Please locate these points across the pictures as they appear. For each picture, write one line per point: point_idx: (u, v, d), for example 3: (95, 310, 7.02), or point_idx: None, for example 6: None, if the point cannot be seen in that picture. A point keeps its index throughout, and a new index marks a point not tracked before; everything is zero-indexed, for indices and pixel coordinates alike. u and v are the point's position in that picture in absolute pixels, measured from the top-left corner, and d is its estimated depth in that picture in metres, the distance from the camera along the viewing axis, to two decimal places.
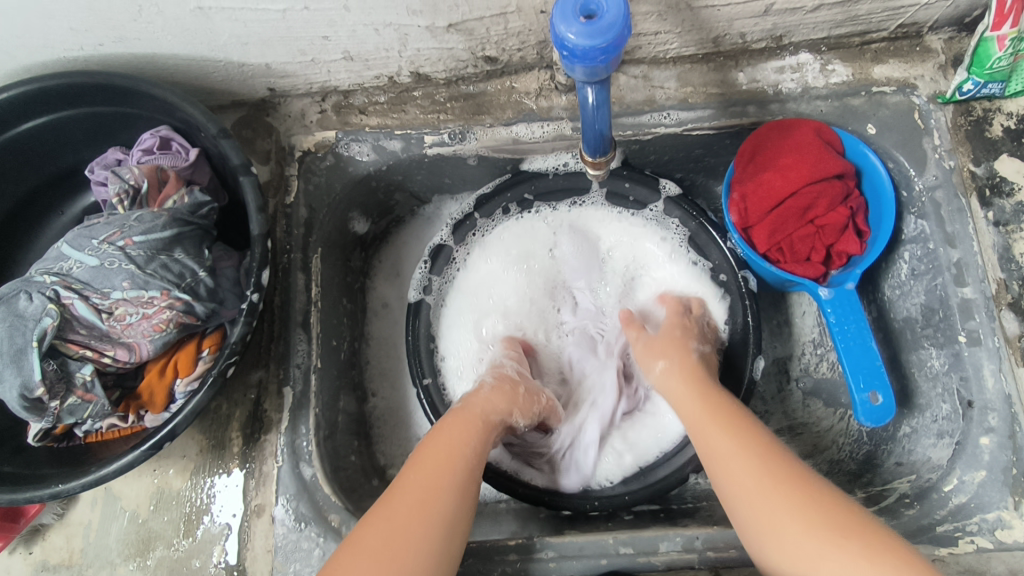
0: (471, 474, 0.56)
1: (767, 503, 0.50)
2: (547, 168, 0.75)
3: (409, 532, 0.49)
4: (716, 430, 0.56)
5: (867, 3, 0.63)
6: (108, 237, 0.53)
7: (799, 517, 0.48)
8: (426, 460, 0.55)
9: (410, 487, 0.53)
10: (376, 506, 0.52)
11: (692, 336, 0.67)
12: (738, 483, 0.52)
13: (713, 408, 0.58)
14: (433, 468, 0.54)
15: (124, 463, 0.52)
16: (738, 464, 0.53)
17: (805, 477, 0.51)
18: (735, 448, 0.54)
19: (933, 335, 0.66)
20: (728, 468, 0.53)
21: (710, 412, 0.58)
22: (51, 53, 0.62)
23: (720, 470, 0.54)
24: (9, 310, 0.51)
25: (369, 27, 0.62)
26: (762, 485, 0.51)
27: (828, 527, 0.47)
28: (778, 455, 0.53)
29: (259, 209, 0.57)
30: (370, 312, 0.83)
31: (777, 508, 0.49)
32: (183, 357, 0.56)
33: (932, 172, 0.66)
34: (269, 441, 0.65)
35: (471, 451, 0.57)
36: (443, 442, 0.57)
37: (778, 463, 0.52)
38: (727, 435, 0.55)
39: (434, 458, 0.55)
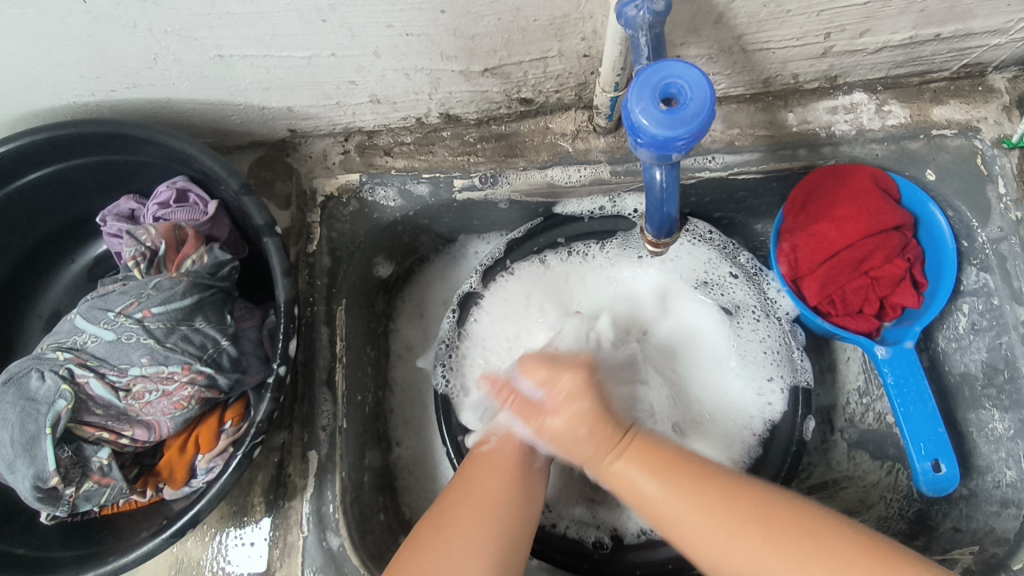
0: (526, 506, 0.52)
1: (740, 556, 0.43)
2: (582, 212, 0.71)
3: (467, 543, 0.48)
4: (641, 475, 0.48)
5: (931, 44, 0.59)
6: (125, 309, 0.50)
7: (789, 570, 0.42)
8: (472, 496, 0.51)
9: (464, 498, 0.51)
10: (427, 520, 0.50)
11: (586, 377, 0.52)
12: (689, 527, 0.46)
13: (634, 448, 0.50)
14: (492, 474, 0.53)
15: (143, 551, 0.49)
16: (679, 503, 0.46)
17: (786, 509, 0.45)
18: (661, 492, 0.47)
19: (996, 396, 0.63)
20: (665, 516, 0.47)
21: (638, 457, 0.49)
22: (60, 99, 0.58)
23: (652, 513, 0.47)
24: (20, 391, 0.47)
25: (399, 72, 0.58)
26: (703, 514, 0.45)
27: (805, 558, 0.42)
28: (693, 486, 0.47)
29: (286, 272, 0.54)
30: (394, 355, 0.80)
31: (749, 544, 0.43)
32: (204, 431, 0.53)
33: (996, 224, 0.62)
34: (292, 509, 0.61)
35: (533, 456, 0.56)
36: (500, 450, 0.55)
37: (734, 502, 0.45)
38: (652, 476, 0.48)
39: (492, 468, 0.54)
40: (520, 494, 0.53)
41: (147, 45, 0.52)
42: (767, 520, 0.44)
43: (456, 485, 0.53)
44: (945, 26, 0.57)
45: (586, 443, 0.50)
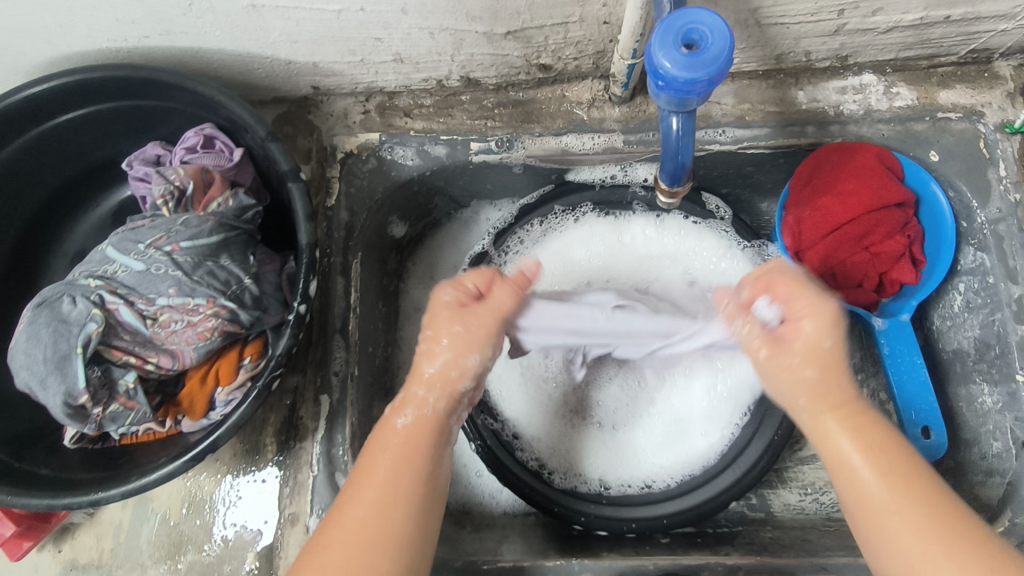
0: (435, 477, 0.50)
1: (912, 547, 0.42)
2: (593, 180, 0.73)
3: (386, 528, 0.46)
4: (847, 435, 0.46)
5: (941, 27, 0.61)
6: (154, 242, 0.52)
7: (920, 538, 0.42)
8: (376, 468, 0.49)
9: (369, 475, 0.48)
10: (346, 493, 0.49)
11: (832, 313, 0.47)
12: (876, 503, 0.44)
13: (844, 413, 0.47)
14: (395, 453, 0.49)
15: (165, 472, 0.51)
16: (905, 473, 0.44)
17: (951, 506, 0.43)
18: (887, 494, 0.44)
19: (987, 371, 0.65)
20: (864, 485, 0.45)
21: (844, 412, 0.47)
22: (95, 44, 0.60)
23: (843, 477, 0.46)
24: (52, 314, 0.49)
25: (425, 31, 0.60)
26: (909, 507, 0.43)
27: (986, 568, 0.40)
28: (900, 463, 0.45)
29: (309, 217, 0.56)
30: (403, 315, 0.82)
31: (931, 549, 0.42)
32: (224, 364, 0.55)
33: (995, 205, 0.64)
34: (304, 449, 0.63)
35: (437, 441, 0.51)
36: (391, 438, 0.50)
37: (919, 481, 0.44)
38: (854, 438, 0.46)
39: (385, 456, 0.49)
40: (426, 472, 0.49)
41: None
42: (949, 510, 0.43)
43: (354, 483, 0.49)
44: (955, 8, 0.58)
45: (823, 397, 0.47)
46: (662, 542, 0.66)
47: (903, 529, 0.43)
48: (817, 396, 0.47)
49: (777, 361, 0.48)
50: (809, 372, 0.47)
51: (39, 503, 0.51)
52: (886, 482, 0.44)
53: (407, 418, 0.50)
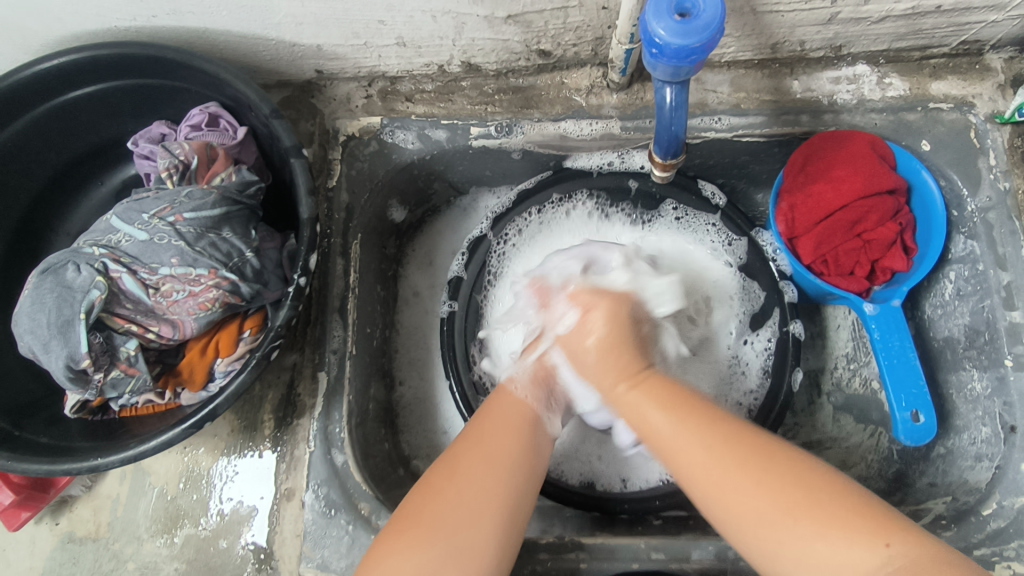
0: (537, 434, 0.56)
1: (728, 492, 0.46)
2: (592, 167, 0.74)
3: (500, 457, 0.52)
4: (652, 406, 0.52)
5: (932, 17, 0.62)
6: (158, 213, 0.53)
7: (755, 488, 0.45)
8: (490, 418, 0.56)
9: (476, 449, 0.52)
10: (440, 467, 0.51)
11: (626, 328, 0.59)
12: (688, 458, 0.48)
13: (642, 387, 0.55)
14: (502, 429, 0.54)
15: (163, 440, 0.52)
16: (696, 439, 0.49)
17: (769, 447, 0.47)
18: (675, 429, 0.50)
19: (976, 357, 0.66)
20: (671, 446, 0.50)
21: (645, 393, 0.54)
22: (104, 22, 0.61)
23: (657, 440, 0.51)
24: (57, 280, 0.50)
25: (427, 14, 0.61)
26: (719, 463, 0.47)
27: (791, 499, 0.44)
28: (701, 424, 0.49)
29: (310, 193, 0.57)
30: (402, 300, 0.83)
31: (742, 483, 0.45)
32: (224, 337, 0.56)
33: (985, 193, 0.65)
34: (301, 425, 0.64)
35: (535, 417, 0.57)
36: (499, 414, 0.56)
37: (734, 437, 0.48)
38: (662, 411, 0.52)
39: (488, 432, 0.54)
40: (532, 423, 0.56)
41: None
42: (768, 453, 0.47)
43: (450, 458, 0.52)
44: None
45: (615, 374, 0.56)
46: (654, 523, 0.67)
47: (732, 483, 0.46)
48: (604, 388, 0.57)
49: (573, 339, 0.60)
50: (615, 375, 0.56)
51: (38, 468, 0.51)
52: (686, 437, 0.49)
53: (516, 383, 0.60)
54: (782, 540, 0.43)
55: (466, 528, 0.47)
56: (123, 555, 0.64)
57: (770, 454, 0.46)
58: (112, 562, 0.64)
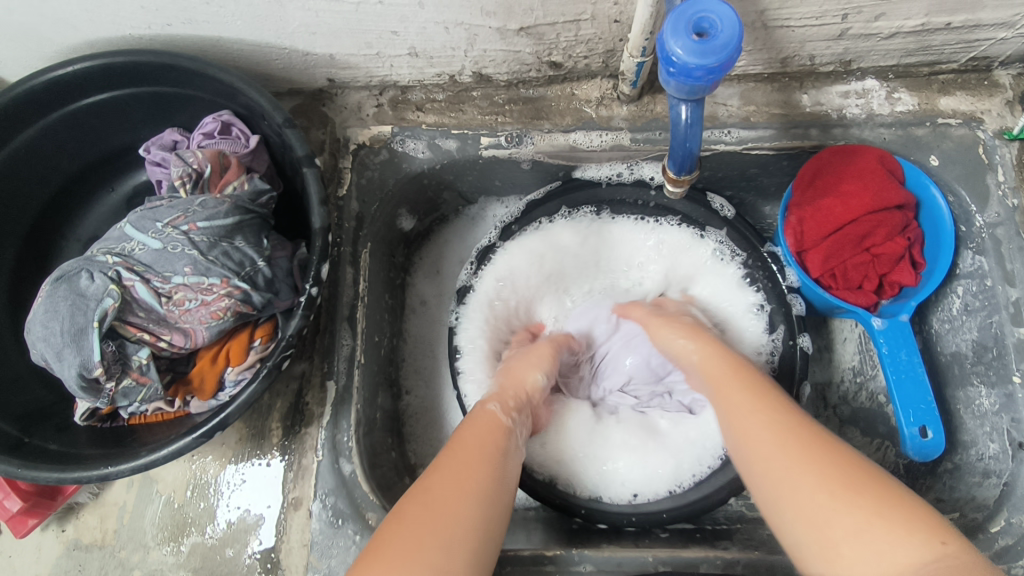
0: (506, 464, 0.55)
1: (803, 500, 0.46)
2: (600, 178, 0.74)
3: (466, 484, 0.50)
4: (749, 409, 0.53)
5: (942, 34, 0.63)
6: (172, 221, 0.53)
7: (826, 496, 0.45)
8: (458, 446, 0.55)
9: (450, 474, 0.51)
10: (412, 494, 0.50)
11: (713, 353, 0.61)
12: (770, 466, 0.49)
13: (737, 372, 0.57)
14: (471, 453, 0.53)
15: (173, 449, 0.52)
16: (771, 434, 0.51)
17: (852, 459, 0.47)
18: (768, 425, 0.51)
19: (984, 373, 0.66)
20: (751, 440, 0.51)
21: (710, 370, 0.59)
22: (119, 30, 0.62)
23: (749, 451, 0.51)
24: (71, 288, 0.50)
25: (440, 25, 0.61)
26: (797, 460, 0.48)
27: (851, 497, 0.44)
28: (780, 432, 0.50)
29: (322, 202, 0.57)
30: (408, 309, 0.83)
31: (801, 485, 0.46)
32: (235, 345, 0.56)
33: (993, 209, 0.66)
34: (309, 434, 0.64)
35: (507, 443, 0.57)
36: (472, 440, 0.55)
37: (813, 444, 0.48)
38: (758, 412, 0.52)
39: (466, 453, 0.53)
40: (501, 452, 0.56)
41: None
42: (847, 461, 0.47)
43: (424, 482, 0.50)
44: (956, 15, 0.60)
45: (718, 375, 0.58)
46: (661, 536, 0.67)
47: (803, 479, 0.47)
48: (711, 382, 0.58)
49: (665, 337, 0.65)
50: (695, 369, 0.61)
51: (48, 476, 0.51)
52: (774, 438, 0.50)
53: (496, 405, 0.60)
54: (832, 538, 0.43)
55: (448, 530, 0.47)
56: (129, 562, 0.64)
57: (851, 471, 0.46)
58: (119, 570, 0.63)
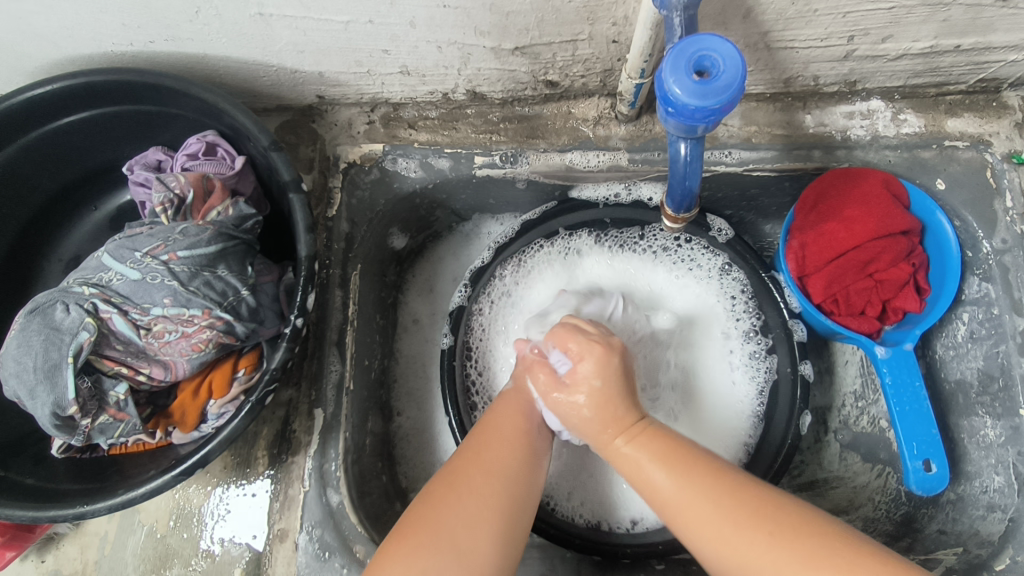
0: (538, 463, 0.53)
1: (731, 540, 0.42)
2: (597, 198, 0.72)
3: (492, 491, 0.48)
4: (651, 461, 0.48)
5: (950, 56, 0.61)
6: (151, 251, 0.51)
7: (789, 561, 0.40)
8: (487, 445, 0.52)
9: (475, 458, 0.50)
10: (442, 475, 0.49)
11: (606, 356, 0.52)
12: (693, 514, 0.44)
13: (635, 439, 0.49)
14: (497, 455, 0.51)
15: (152, 487, 0.50)
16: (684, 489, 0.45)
17: (771, 502, 0.43)
18: (670, 479, 0.46)
19: (989, 403, 0.64)
20: (672, 499, 0.46)
21: (643, 450, 0.48)
22: (100, 47, 0.60)
23: (662, 500, 0.46)
24: (45, 321, 0.48)
25: (432, 45, 0.59)
26: (726, 519, 0.43)
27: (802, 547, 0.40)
28: (704, 476, 0.45)
29: (309, 229, 0.55)
30: (401, 328, 0.81)
31: (754, 539, 0.42)
32: (218, 376, 0.54)
33: (1001, 236, 0.64)
34: (295, 463, 0.62)
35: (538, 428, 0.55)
36: (504, 421, 0.54)
37: (746, 498, 0.44)
38: (660, 466, 0.47)
39: (497, 437, 0.52)
40: (535, 449, 0.53)
41: None
42: (790, 517, 0.42)
43: (466, 459, 0.50)
44: (965, 38, 0.58)
45: (608, 423, 0.50)
46: (657, 568, 0.65)
47: (751, 539, 0.42)
48: (593, 428, 0.51)
49: (561, 403, 0.52)
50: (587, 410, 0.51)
51: (22, 514, 0.49)
52: (690, 488, 0.45)
53: (511, 383, 0.59)
54: None
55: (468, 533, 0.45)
56: None
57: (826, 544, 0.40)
58: None
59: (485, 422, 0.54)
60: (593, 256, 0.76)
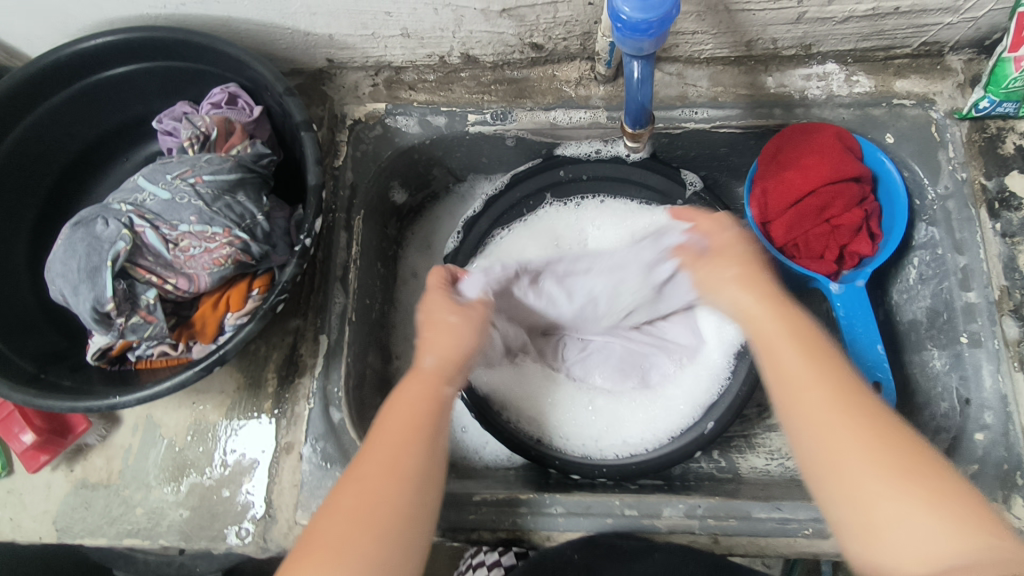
0: (439, 446, 0.51)
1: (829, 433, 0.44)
2: (580, 155, 0.80)
3: (401, 471, 0.48)
4: (788, 347, 0.48)
5: (892, 19, 0.68)
6: (181, 175, 0.58)
7: (885, 481, 0.42)
8: (388, 433, 0.50)
9: (372, 467, 0.48)
10: (361, 464, 0.49)
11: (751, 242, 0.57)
12: (816, 425, 0.45)
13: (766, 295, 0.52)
14: (400, 433, 0.50)
15: (177, 382, 0.56)
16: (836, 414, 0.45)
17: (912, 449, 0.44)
18: (802, 364, 0.47)
19: (937, 336, 0.70)
20: (800, 387, 0.46)
21: (791, 332, 0.49)
22: (138, 8, 0.68)
23: (801, 382, 0.47)
24: (88, 232, 0.55)
25: (429, 7, 0.67)
26: (846, 434, 0.44)
27: (894, 462, 0.43)
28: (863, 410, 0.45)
29: (317, 163, 0.62)
30: (400, 280, 0.88)
31: (864, 468, 0.43)
32: (235, 293, 0.61)
33: (944, 182, 0.70)
34: (302, 383, 0.69)
35: (435, 420, 0.52)
36: (403, 411, 0.52)
37: (868, 419, 0.45)
38: (799, 351, 0.48)
39: (402, 423, 0.51)
40: (429, 438, 0.51)
41: None
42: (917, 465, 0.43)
43: (365, 455, 0.49)
44: (903, 0, 0.65)
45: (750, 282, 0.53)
46: (631, 487, 0.70)
47: (858, 463, 0.43)
48: (719, 283, 0.54)
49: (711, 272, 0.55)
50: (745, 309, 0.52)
51: (62, 405, 0.56)
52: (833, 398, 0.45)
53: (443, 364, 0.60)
54: (873, 517, 0.42)
55: (381, 506, 0.46)
56: (132, 500, 0.68)
57: (936, 476, 0.42)
58: (121, 507, 0.67)
59: (381, 415, 0.52)
60: (567, 217, 0.83)
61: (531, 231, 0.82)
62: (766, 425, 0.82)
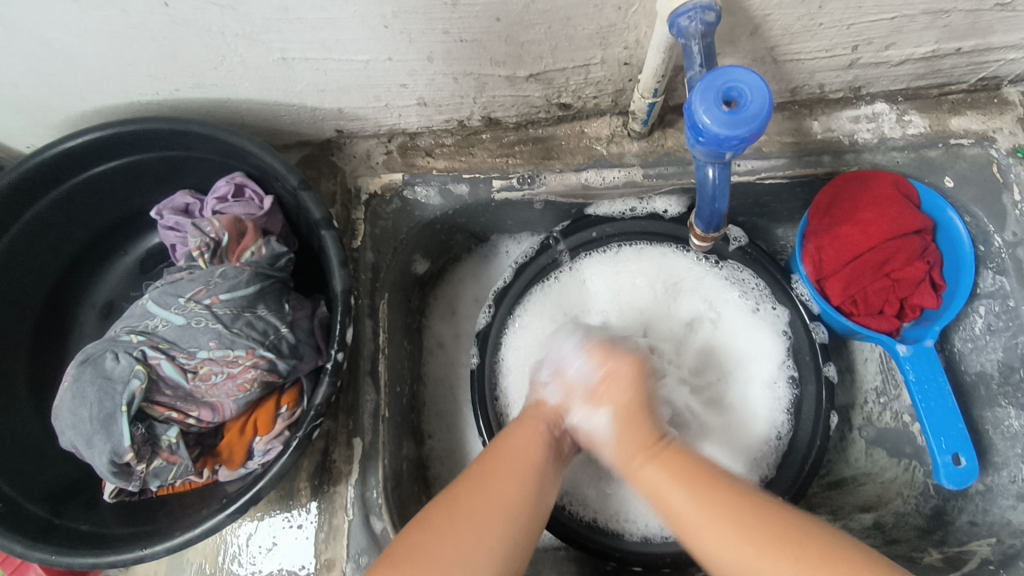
0: (542, 494, 0.54)
1: (718, 539, 0.46)
2: (613, 214, 0.74)
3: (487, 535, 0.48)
4: (670, 485, 0.50)
5: (952, 58, 0.63)
6: (194, 296, 0.53)
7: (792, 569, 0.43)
8: (496, 463, 0.54)
9: (480, 487, 0.51)
10: (441, 506, 0.51)
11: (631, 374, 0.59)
12: (711, 540, 0.46)
13: (660, 461, 0.52)
14: (507, 471, 0.53)
15: (208, 526, 0.51)
16: (698, 512, 0.47)
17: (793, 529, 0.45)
18: (692, 505, 0.48)
19: (1013, 394, 0.66)
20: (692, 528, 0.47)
21: (661, 468, 0.52)
22: (127, 97, 0.61)
23: (678, 519, 0.48)
24: (97, 371, 0.50)
25: (449, 77, 0.61)
26: (733, 534, 0.45)
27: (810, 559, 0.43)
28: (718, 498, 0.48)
29: (342, 264, 0.57)
30: (426, 351, 0.82)
31: (774, 560, 0.43)
32: (262, 413, 0.55)
33: (1011, 229, 0.65)
34: (338, 493, 0.63)
35: (546, 461, 0.56)
36: (518, 452, 0.55)
37: (749, 516, 0.46)
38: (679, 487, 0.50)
39: (511, 467, 0.54)
40: (541, 469, 0.55)
41: (217, 47, 0.54)
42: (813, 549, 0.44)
43: (442, 507, 0.50)
44: (966, 41, 0.60)
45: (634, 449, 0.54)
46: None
47: (772, 569, 0.43)
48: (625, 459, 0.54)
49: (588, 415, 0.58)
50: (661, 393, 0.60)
51: (82, 561, 0.51)
52: (709, 512, 0.47)
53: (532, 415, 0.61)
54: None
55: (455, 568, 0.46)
56: None
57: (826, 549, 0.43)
58: None
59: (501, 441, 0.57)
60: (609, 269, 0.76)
61: (568, 290, 0.76)
62: (825, 484, 0.77)
